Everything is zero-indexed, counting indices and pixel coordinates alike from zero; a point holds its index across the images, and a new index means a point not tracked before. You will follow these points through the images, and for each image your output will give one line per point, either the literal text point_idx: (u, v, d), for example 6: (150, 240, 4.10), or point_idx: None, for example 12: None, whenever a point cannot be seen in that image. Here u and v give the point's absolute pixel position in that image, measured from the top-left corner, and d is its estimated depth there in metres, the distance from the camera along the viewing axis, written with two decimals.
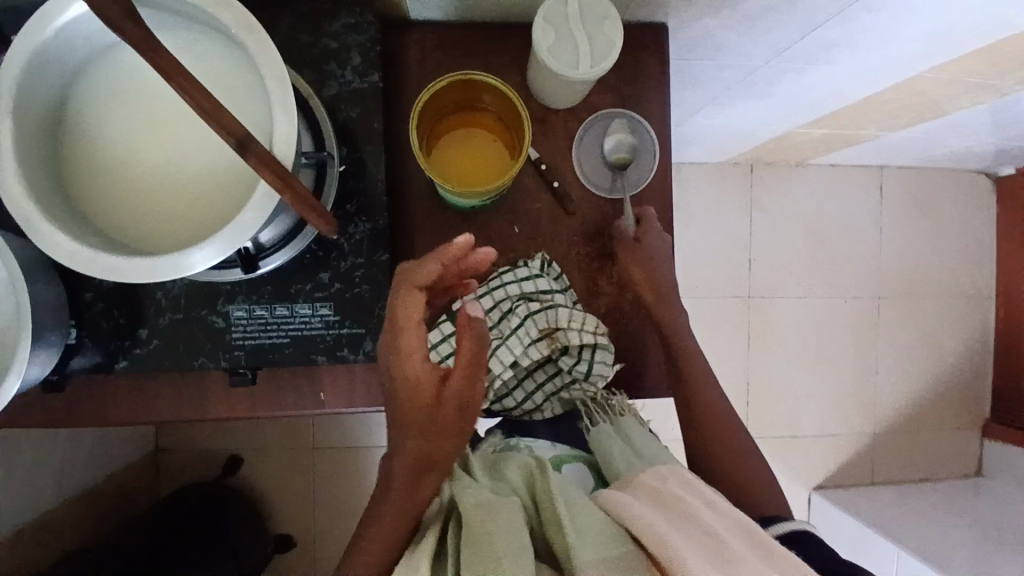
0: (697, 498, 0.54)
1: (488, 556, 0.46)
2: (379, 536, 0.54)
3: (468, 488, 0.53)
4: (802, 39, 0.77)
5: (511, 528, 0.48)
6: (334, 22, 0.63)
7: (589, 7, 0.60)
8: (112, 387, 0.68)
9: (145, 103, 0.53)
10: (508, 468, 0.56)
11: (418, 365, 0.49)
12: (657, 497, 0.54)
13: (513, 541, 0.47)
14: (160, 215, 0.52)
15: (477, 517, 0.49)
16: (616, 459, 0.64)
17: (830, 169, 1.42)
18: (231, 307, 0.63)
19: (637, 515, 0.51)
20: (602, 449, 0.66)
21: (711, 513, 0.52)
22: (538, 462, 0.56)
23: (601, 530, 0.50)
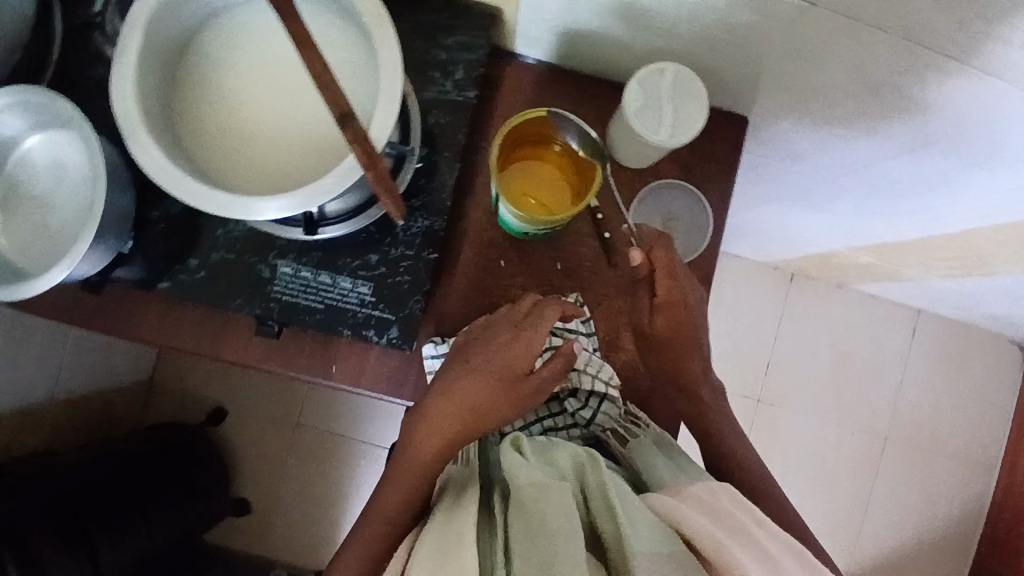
0: (750, 517, 0.54)
1: (540, 537, 0.48)
2: (403, 479, 0.62)
3: (519, 467, 0.53)
4: (871, 167, 0.80)
5: (565, 515, 0.49)
6: (450, 36, 0.67)
7: (683, 82, 0.64)
8: (144, 304, 0.71)
9: (264, 57, 0.57)
10: (558, 454, 0.55)
11: (519, 353, 0.64)
12: (709, 507, 0.54)
13: (565, 525, 0.48)
14: (245, 159, 0.56)
15: (530, 499, 0.50)
16: (660, 467, 0.62)
17: (869, 298, 1.43)
18: (280, 262, 0.66)
19: (690, 518, 0.52)
20: (644, 457, 0.64)
21: (764, 534, 0.52)
22: (588, 455, 0.55)
23: (652, 526, 0.51)
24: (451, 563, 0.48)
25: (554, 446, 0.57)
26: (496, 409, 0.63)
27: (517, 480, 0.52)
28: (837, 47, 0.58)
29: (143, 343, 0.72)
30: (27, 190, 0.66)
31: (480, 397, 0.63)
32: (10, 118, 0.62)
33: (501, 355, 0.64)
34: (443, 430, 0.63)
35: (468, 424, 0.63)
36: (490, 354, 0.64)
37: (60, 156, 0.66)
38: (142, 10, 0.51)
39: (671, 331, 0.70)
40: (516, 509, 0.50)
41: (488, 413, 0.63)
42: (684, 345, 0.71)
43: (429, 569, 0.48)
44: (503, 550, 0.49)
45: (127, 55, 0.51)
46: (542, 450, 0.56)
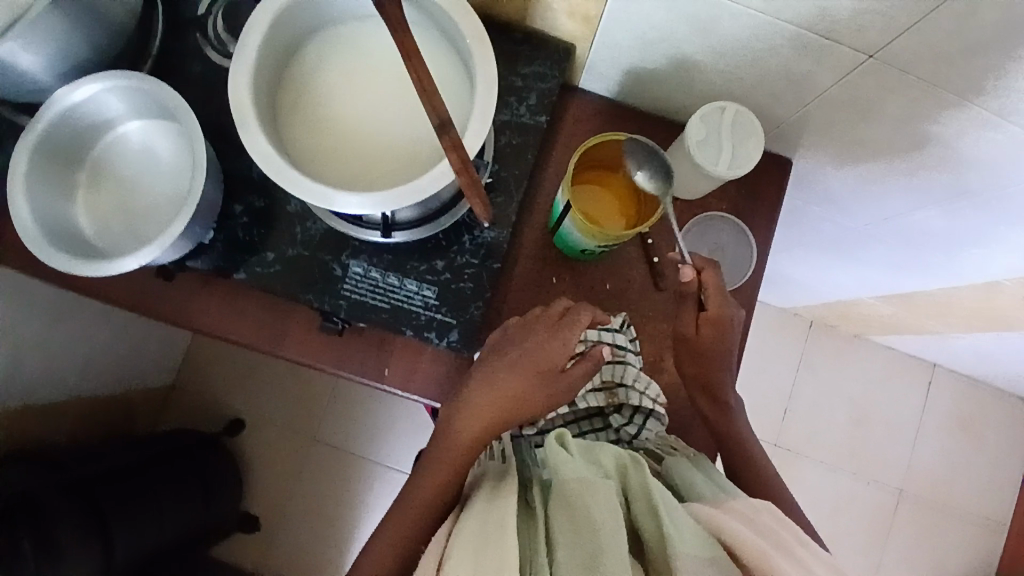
0: (793, 534, 0.55)
1: (585, 531, 0.50)
2: (443, 467, 0.63)
3: (564, 462, 0.55)
4: (905, 216, 0.85)
5: (609, 509, 0.51)
6: (528, 65, 0.73)
7: (742, 121, 0.69)
8: (211, 295, 0.74)
9: (363, 67, 0.62)
10: (603, 453, 0.57)
11: (554, 350, 0.66)
12: (751, 522, 0.55)
13: (609, 521, 0.50)
14: (339, 157, 0.60)
15: (575, 493, 0.52)
16: (700, 482, 0.62)
17: (886, 350, 1.46)
18: (351, 261, 0.70)
19: (733, 528, 0.53)
20: (682, 475, 0.63)
21: (806, 552, 0.53)
22: (632, 456, 0.58)
23: (694, 532, 0.52)
24: (493, 549, 0.50)
25: (598, 444, 0.59)
26: (528, 404, 0.66)
27: (563, 473, 0.54)
28: (888, 99, 0.63)
29: (204, 334, 0.74)
30: (116, 173, 0.70)
31: (513, 392, 0.65)
32: (114, 104, 0.67)
33: (537, 353, 0.66)
34: (477, 424, 0.65)
35: (500, 417, 0.65)
36: (527, 351, 0.66)
37: (152, 144, 0.70)
38: (266, 13, 0.56)
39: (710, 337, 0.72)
40: (561, 504, 0.53)
41: (519, 408, 0.65)
42: (720, 351, 0.72)
43: (475, 554, 0.50)
44: (545, 541, 0.51)
45: (247, 52, 0.56)
46: (586, 447, 0.58)
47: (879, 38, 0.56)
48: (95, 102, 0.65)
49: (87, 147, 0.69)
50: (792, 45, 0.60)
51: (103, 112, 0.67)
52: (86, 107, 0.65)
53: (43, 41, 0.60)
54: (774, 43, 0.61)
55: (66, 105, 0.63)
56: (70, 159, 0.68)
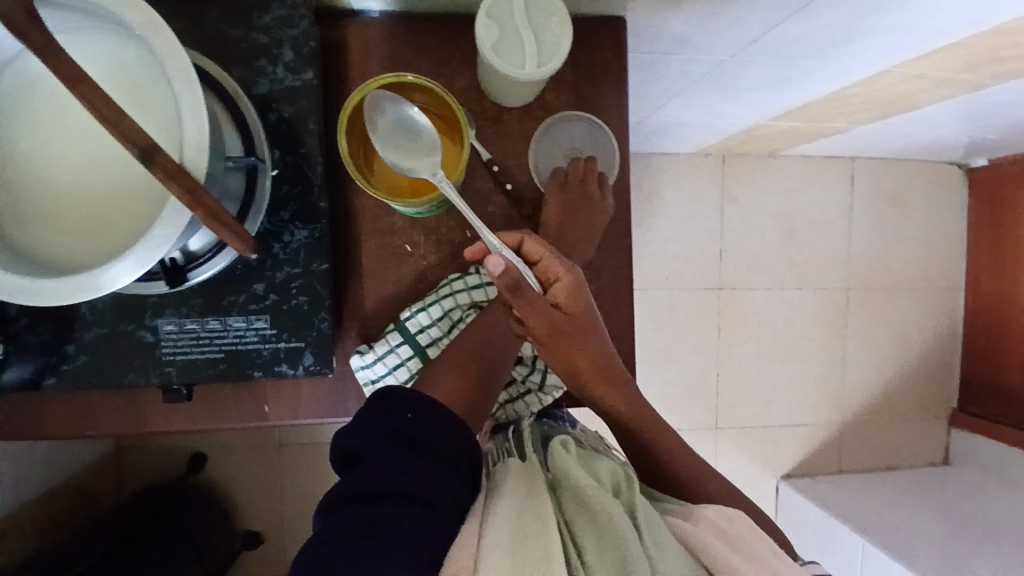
0: (767, 548, 0.51)
1: (609, 531, 0.47)
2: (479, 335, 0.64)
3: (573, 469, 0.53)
4: (768, 36, 0.74)
5: (626, 518, 0.48)
6: (266, 13, 0.58)
7: (536, 3, 0.56)
8: (43, 404, 0.65)
9: (51, 113, 0.49)
10: (601, 467, 0.55)
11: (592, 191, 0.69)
12: (723, 532, 0.51)
13: (631, 526, 0.47)
14: (68, 233, 0.48)
15: (597, 500, 0.50)
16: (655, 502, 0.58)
17: (802, 160, 1.40)
18: (160, 321, 0.59)
19: (709, 545, 0.49)
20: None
21: (781, 565, 0.50)
22: (626, 474, 0.55)
23: (678, 556, 0.47)
24: (532, 544, 0.44)
25: (597, 458, 0.57)
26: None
27: (575, 478, 0.52)
28: None
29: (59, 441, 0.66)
30: None
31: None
32: None
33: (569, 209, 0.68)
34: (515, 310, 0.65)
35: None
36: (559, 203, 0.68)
37: None
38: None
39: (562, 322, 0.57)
40: (577, 510, 0.49)
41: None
42: (580, 335, 0.58)
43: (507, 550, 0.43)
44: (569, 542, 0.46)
45: None
46: (584, 458, 0.56)
47: None
48: None
49: None
50: None
51: None
52: None
53: None
54: None
55: None
56: None
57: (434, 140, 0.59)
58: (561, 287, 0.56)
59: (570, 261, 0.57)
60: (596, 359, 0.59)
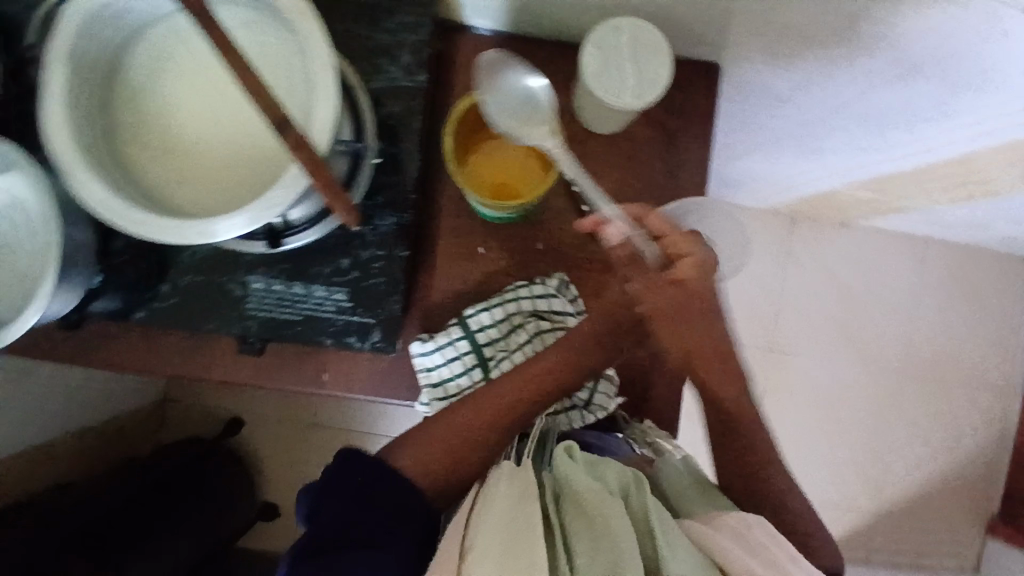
0: (784, 551, 0.53)
1: (602, 537, 0.50)
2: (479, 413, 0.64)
3: (573, 474, 0.55)
4: (859, 101, 0.76)
5: (623, 523, 0.51)
6: (393, 17, 0.64)
7: (641, 38, 0.59)
8: (127, 337, 0.71)
9: (194, 75, 0.55)
10: (607, 469, 0.56)
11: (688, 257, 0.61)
12: (741, 537, 0.53)
13: (627, 533, 0.50)
14: (191, 182, 0.54)
15: (593, 507, 0.52)
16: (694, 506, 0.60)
17: (874, 232, 1.39)
18: (250, 278, 0.65)
19: (724, 548, 0.52)
20: (671, 479, 0.62)
21: (797, 569, 0.52)
22: (635, 476, 0.56)
23: (691, 554, 0.51)
24: (520, 550, 0.48)
25: (605, 459, 0.57)
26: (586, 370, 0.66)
27: (575, 486, 0.54)
28: None
29: (132, 374, 0.72)
30: None
31: (570, 359, 0.66)
32: None
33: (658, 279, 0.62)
34: (527, 389, 0.65)
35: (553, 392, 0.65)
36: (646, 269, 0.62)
37: None
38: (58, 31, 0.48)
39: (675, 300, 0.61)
40: (575, 513, 0.52)
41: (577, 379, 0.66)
42: (693, 317, 0.62)
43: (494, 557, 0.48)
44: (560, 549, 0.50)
45: (49, 86, 0.48)
46: (592, 459, 0.57)
47: None
48: None
49: None
50: None
51: None
52: None
53: None
54: None
55: None
56: None
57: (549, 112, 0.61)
58: (689, 262, 0.60)
59: (700, 241, 0.61)
60: (709, 345, 0.63)
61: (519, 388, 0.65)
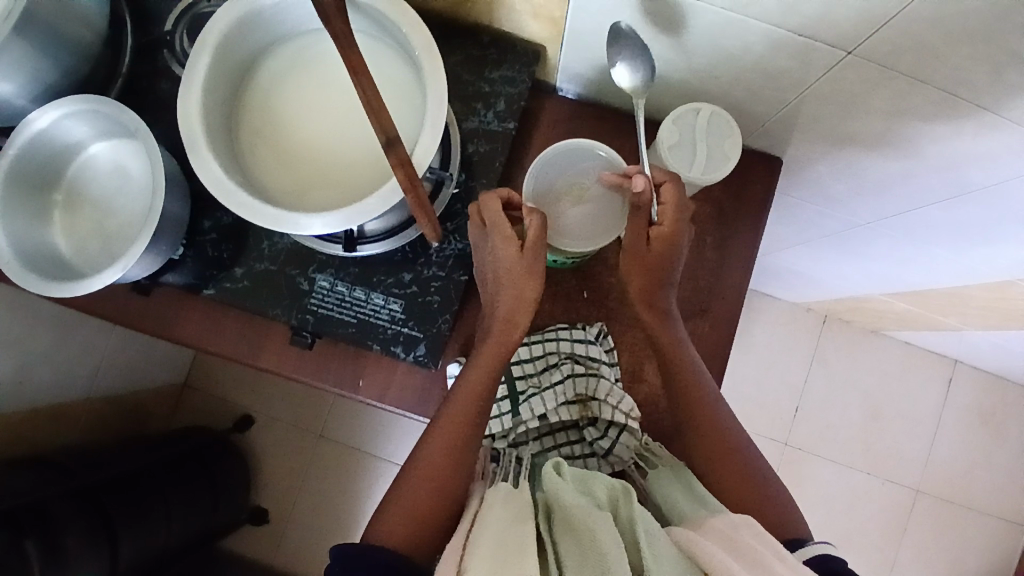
0: (771, 550, 0.53)
1: (591, 549, 0.50)
2: (437, 449, 0.61)
3: (562, 488, 0.56)
4: (909, 213, 0.81)
5: (611, 534, 0.51)
6: (495, 69, 0.71)
7: (716, 121, 0.64)
8: (188, 310, 0.75)
9: (316, 83, 0.62)
10: (595, 483, 0.57)
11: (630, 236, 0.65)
12: (731, 544, 0.54)
13: (615, 544, 0.50)
14: (291, 175, 0.60)
15: (580, 520, 0.52)
16: (683, 503, 0.62)
17: (904, 346, 1.40)
18: (319, 276, 0.69)
19: (712, 553, 0.52)
20: (663, 492, 0.65)
21: (784, 567, 0.51)
22: (624, 487, 0.57)
23: (676, 563, 0.52)
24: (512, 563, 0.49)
25: (592, 474, 0.59)
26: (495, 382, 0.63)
27: (563, 498, 0.55)
28: (873, 94, 0.60)
29: (184, 347, 0.76)
30: (86, 194, 0.71)
31: (476, 389, 0.63)
32: (77, 126, 0.67)
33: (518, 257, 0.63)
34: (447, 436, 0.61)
35: (474, 421, 0.62)
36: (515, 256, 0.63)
37: (121, 162, 0.71)
38: (215, 27, 0.56)
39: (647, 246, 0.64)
40: (564, 527, 0.53)
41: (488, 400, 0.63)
42: (660, 264, 0.65)
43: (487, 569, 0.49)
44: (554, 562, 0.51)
45: (195, 71, 0.55)
46: (580, 475, 0.58)
47: (854, 34, 0.53)
48: (58, 125, 0.66)
49: (58, 169, 0.70)
50: (762, 42, 0.58)
51: (69, 135, 0.67)
52: (52, 133, 0.66)
53: (11, 69, 0.62)
54: (746, 41, 0.58)
55: (27, 129, 0.64)
56: (43, 181, 0.69)
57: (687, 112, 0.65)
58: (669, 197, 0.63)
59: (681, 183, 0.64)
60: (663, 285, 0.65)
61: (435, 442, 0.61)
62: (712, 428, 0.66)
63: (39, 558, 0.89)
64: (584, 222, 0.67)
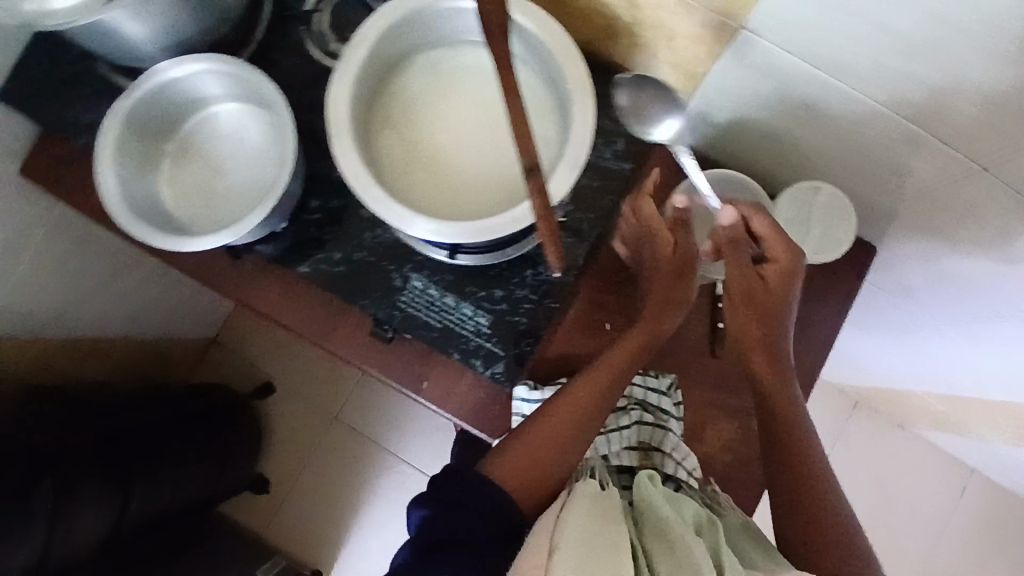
0: None
1: (687, 564, 0.50)
2: (550, 426, 0.61)
3: (655, 499, 0.57)
4: (984, 322, 0.81)
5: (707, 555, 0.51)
6: (622, 109, 0.71)
7: (834, 204, 0.65)
8: (271, 279, 0.76)
9: (457, 93, 0.63)
10: (685, 505, 0.57)
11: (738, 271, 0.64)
12: None
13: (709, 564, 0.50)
14: (416, 177, 0.62)
15: (676, 535, 0.53)
16: (753, 551, 0.58)
17: (929, 446, 1.41)
18: (414, 275, 0.70)
19: None
20: (732, 535, 0.61)
21: None
22: (709, 516, 0.58)
23: None
24: (608, 558, 0.49)
25: (681, 496, 0.58)
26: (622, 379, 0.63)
27: (656, 511, 0.55)
28: (992, 210, 0.62)
29: (259, 316, 0.77)
30: (200, 150, 0.71)
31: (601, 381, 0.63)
32: (208, 86, 0.67)
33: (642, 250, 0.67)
34: (563, 418, 0.61)
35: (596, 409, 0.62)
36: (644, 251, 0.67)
37: (241, 126, 0.71)
38: (380, 20, 0.57)
39: (747, 307, 0.64)
40: (655, 538, 0.53)
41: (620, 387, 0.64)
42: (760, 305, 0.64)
43: (583, 558, 0.48)
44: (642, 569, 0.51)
45: (353, 59, 0.57)
46: (670, 494, 0.58)
47: (1001, 152, 0.55)
48: (187, 81, 0.65)
49: (178, 121, 0.70)
50: (900, 136, 0.60)
51: (198, 91, 0.67)
52: (184, 85, 0.66)
53: (147, 12, 0.61)
54: (885, 132, 0.61)
55: (159, 78, 0.64)
56: (160, 130, 0.69)
57: (803, 188, 0.66)
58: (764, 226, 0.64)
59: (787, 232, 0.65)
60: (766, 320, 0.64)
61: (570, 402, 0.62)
62: (803, 472, 0.61)
63: (53, 492, 0.89)
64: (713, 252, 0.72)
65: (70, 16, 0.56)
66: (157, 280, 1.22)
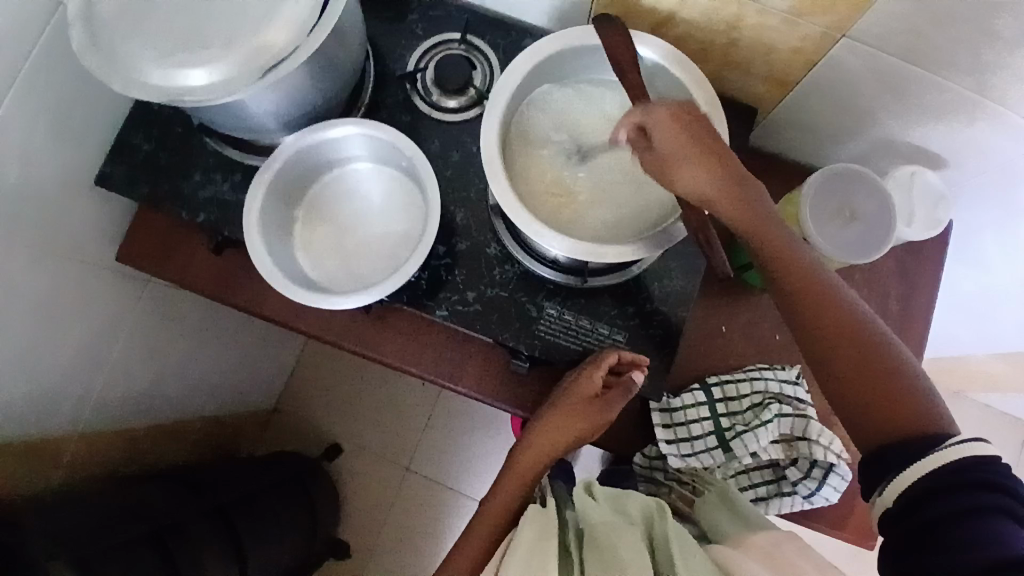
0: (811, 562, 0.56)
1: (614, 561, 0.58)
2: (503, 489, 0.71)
3: (593, 508, 0.66)
4: None
5: (632, 545, 0.60)
6: None
7: (931, 187, 0.74)
8: (392, 327, 0.78)
9: (582, 126, 0.70)
10: (630, 505, 0.66)
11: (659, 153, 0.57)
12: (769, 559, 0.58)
13: (636, 557, 0.58)
14: (557, 205, 0.66)
15: (605, 535, 0.61)
16: (724, 526, 0.66)
17: (990, 411, 1.46)
18: (547, 303, 0.73)
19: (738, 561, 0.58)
20: (706, 516, 0.70)
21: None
22: (658, 506, 0.65)
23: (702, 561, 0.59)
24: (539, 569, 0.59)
25: (626, 495, 0.67)
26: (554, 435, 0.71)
27: (592, 518, 0.64)
28: None
29: (387, 366, 0.78)
30: (325, 211, 0.74)
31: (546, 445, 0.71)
32: (338, 149, 0.71)
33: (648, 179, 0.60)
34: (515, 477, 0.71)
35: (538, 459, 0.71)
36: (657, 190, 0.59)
37: (363, 183, 0.74)
38: (517, 68, 0.64)
39: (684, 146, 0.56)
40: (592, 543, 0.62)
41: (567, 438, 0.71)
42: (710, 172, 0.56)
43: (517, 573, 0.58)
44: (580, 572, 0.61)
45: (497, 103, 0.63)
46: (614, 500, 0.67)
47: None
48: (321, 146, 0.69)
49: (304, 186, 0.73)
50: (987, 118, 0.66)
51: (327, 154, 0.71)
52: (316, 150, 0.69)
53: (283, 90, 0.63)
54: (973, 116, 0.67)
55: (296, 145, 0.67)
56: (290, 196, 0.72)
57: (904, 175, 0.75)
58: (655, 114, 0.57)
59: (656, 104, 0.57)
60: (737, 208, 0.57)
61: (498, 504, 0.70)
62: (855, 343, 0.56)
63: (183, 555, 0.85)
64: (854, 239, 0.71)
65: (206, 93, 0.57)
66: (230, 349, 1.20)
